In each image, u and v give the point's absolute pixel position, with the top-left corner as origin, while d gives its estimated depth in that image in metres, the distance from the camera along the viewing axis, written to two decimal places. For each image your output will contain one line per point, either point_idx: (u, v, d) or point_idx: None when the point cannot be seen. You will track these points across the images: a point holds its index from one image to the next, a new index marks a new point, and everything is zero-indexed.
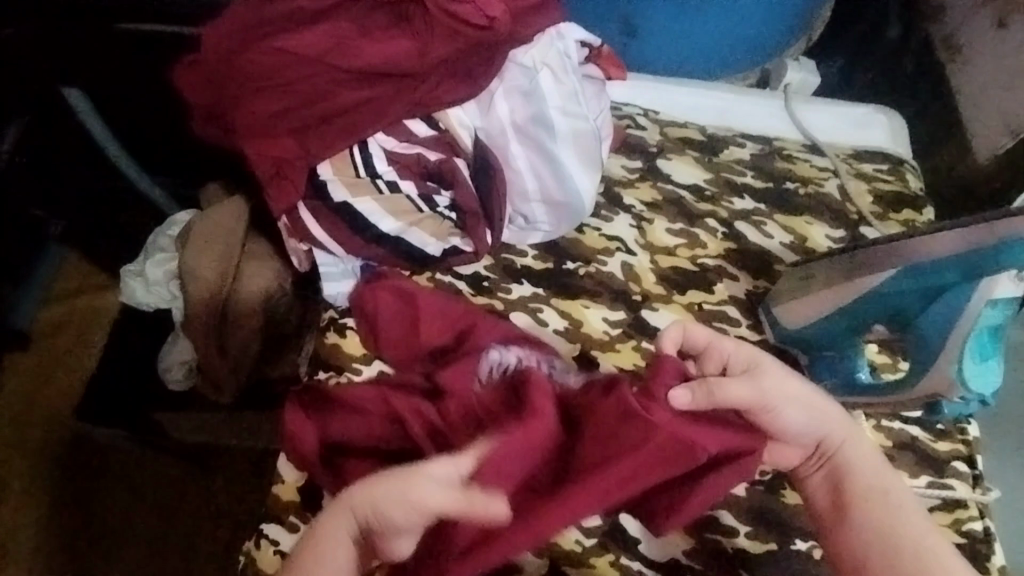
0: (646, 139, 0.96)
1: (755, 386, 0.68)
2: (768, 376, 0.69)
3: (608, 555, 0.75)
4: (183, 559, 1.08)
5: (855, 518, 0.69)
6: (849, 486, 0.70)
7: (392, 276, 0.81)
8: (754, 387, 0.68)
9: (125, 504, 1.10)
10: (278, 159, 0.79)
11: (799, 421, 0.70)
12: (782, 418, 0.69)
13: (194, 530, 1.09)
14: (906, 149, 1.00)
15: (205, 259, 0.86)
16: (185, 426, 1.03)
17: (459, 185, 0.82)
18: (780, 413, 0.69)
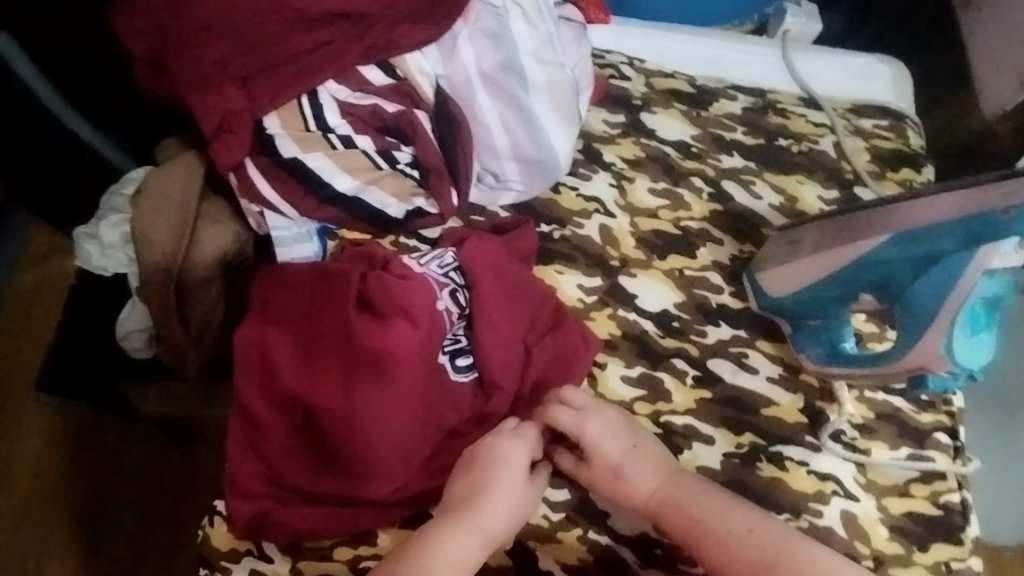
0: (631, 91, 0.90)
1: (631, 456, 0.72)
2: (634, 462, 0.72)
3: (576, 529, 0.74)
4: (161, 527, 1.07)
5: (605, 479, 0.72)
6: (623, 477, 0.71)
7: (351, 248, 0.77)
8: (615, 455, 0.72)
9: (101, 470, 1.09)
10: (225, 112, 0.73)
11: (642, 480, 0.71)
12: (632, 477, 0.71)
13: (173, 499, 1.08)
14: (909, 103, 0.94)
15: (156, 219, 0.82)
16: (154, 397, 1.01)
17: (420, 140, 0.77)
18: (620, 479, 0.71)
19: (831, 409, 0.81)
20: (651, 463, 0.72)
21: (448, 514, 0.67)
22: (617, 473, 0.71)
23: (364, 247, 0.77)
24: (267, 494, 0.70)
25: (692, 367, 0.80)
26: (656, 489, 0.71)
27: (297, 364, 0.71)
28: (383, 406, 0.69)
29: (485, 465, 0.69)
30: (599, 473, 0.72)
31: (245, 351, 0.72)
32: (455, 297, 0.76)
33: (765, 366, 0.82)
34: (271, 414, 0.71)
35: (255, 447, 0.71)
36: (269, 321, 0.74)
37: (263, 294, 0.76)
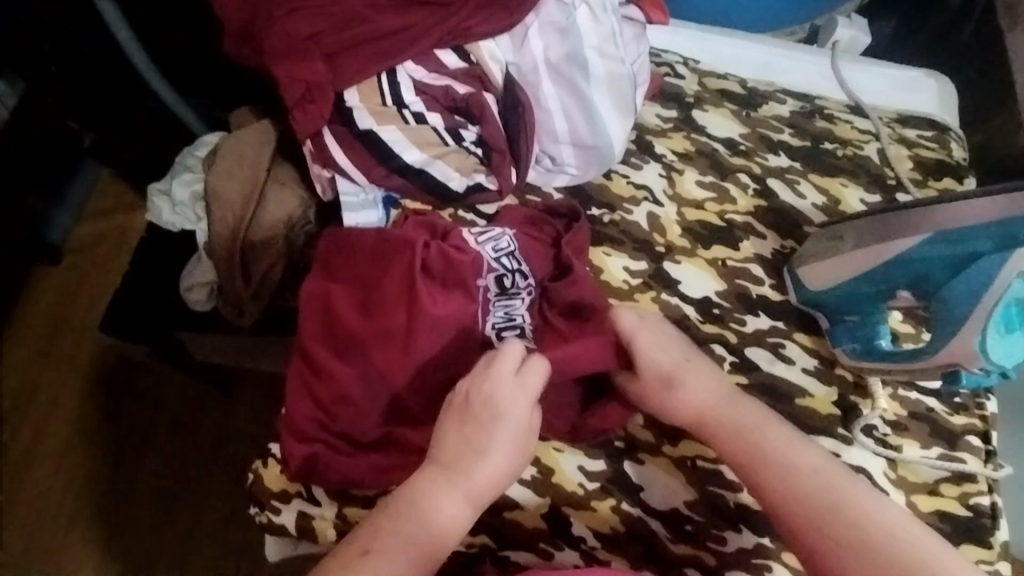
0: (684, 89, 0.93)
1: (692, 365, 0.75)
2: (700, 373, 0.75)
3: (611, 500, 0.77)
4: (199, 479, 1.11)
5: (673, 377, 0.75)
6: (684, 386, 0.74)
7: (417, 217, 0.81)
8: (678, 355, 0.76)
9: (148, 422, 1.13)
10: (309, 82, 0.78)
11: (702, 388, 0.74)
12: (692, 382, 0.74)
13: (213, 452, 1.12)
14: (953, 117, 0.96)
15: (231, 182, 0.88)
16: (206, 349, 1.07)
17: (487, 121, 0.81)
18: (678, 387, 0.74)
19: (864, 404, 0.83)
20: (704, 374, 0.75)
21: (437, 473, 0.67)
22: (668, 380, 0.75)
23: (426, 217, 0.81)
24: (318, 438, 0.74)
25: (730, 354, 0.83)
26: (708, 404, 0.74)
27: (356, 318, 0.75)
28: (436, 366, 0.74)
29: (478, 413, 0.68)
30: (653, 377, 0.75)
31: (308, 302, 0.77)
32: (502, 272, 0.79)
33: (802, 358, 0.84)
34: (331, 363, 0.74)
35: (310, 390, 0.74)
36: (334, 276, 0.78)
37: (328, 256, 0.79)
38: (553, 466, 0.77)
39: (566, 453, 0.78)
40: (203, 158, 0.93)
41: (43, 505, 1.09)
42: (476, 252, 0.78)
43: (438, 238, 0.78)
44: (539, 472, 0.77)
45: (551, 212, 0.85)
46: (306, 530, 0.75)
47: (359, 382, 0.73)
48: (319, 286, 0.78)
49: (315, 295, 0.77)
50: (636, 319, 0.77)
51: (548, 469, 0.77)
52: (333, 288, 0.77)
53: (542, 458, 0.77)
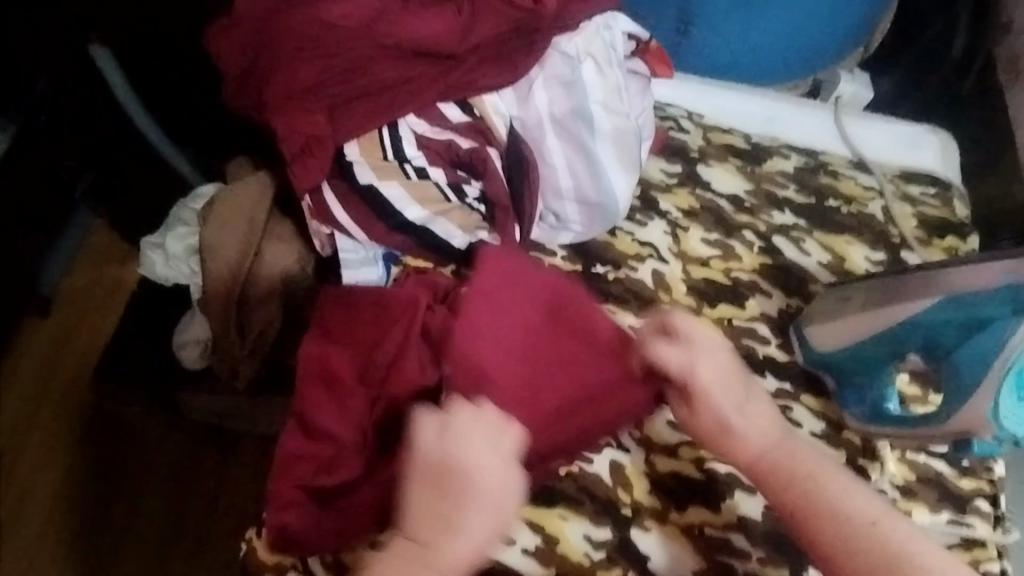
0: (688, 143, 0.93)
1: (723, 382, 0.69)
2: (706, 357, 0.69)
3: (617, 570, 0.74)
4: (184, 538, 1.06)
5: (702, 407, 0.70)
6: (707, 400, 0.69)
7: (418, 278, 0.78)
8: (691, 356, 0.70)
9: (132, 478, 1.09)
10: (308, 136, 0.75)
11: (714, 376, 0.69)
12: (732, 418, 0.69)
13: (200, 509, 1.08)
14: (955, 173, 0.96)
15: (226, 235, 0.86)
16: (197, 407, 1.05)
17: (490, 177, 0.78)
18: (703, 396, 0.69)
19: (873, 467, 0.81)
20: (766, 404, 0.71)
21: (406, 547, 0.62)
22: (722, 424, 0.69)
23: (427, 275, 0.79)
24: (302, 507, 0.70)
25: None
26: (762, 451, 0.69)
27: (357, 385, 0.73)
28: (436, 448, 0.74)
29: (444, 535, 0.61)
30: (709, 423, 0.70)
31: (307, 364, 0.75)
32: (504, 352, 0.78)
33: (809, 420, 0.83)
34: (334, 429, 0.72)
35: (302, 459, 0.72)
36: (331, 338, 0.76)
37: (324, 317, 0.77)
38: (557, 534, 0.75)
39: (571, 521, 0.75)
40: (197, 210, 0.90)
41: (21, 565, 1.04)
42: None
43: (441, 300, 0.77)
44: (543, 541, 0.74)
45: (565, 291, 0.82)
46: None
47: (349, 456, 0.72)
48: (316, 348, 0.75)
49: (310, 358, 0.75)
50: (675, 350, 0.70)
51: (552, 539, 0.74)
52: (326, 348, 0.75)
53: (546, 527, 0.75)
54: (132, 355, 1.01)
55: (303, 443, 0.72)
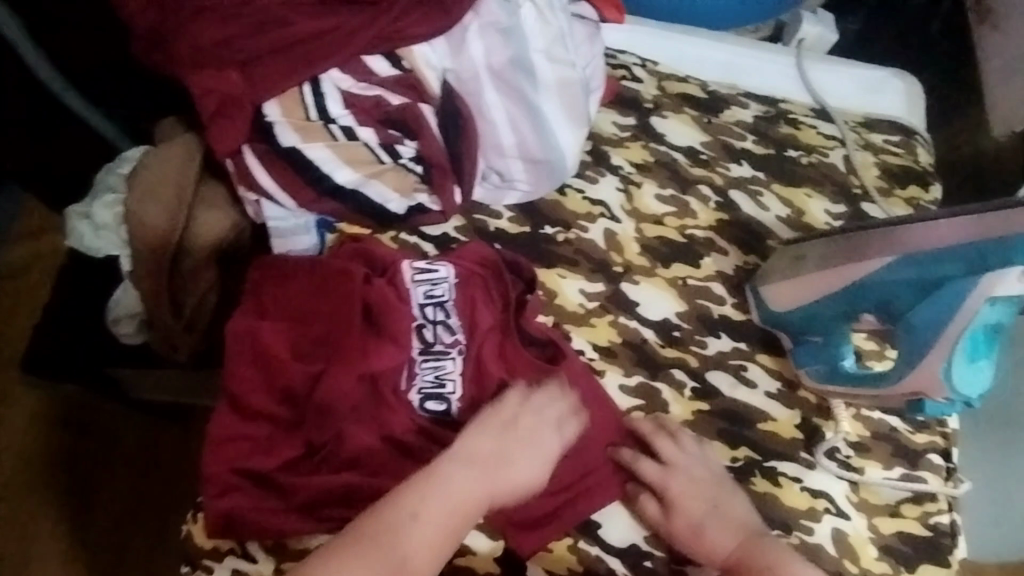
0: (642, 94, 0.88)
1: (693, 475, 0.74)
2: (684, 476, 0.73)
3: (568, 539, 0.73)
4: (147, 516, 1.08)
5: (682, 505, 0.73)
6: (674, 493, 0.73)
7: (347, 257, 0.75)
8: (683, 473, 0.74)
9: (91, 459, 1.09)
10: (222, 95, 0.71)
11: (693, 471, 0.74)
12: (694, 494, 0.73)
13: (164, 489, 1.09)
14: (920, 120, 0.93)
15: (153, 204, 0.83)
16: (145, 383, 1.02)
17: (425, 136, 0.75)
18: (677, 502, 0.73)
19: (827, 426, 0.80)
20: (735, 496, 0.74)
21: (419, 479, 0.66)
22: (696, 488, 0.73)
23: (362, 243, 0.76)
24: (240, 491, 0.69)
25: (690, 379, 0.80)
26: (735, 546, 0.71)
27: (292, 361, 0.72)
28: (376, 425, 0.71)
29: (502, 467, 0.69)
30: (682, 527, 0.72)
31: (236, 341, 0.72)
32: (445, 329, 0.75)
33: (764, 380, 0.81)
34: (270, 406, 0.71)
35: (236, 443, 0.70)
36: (264, 316, 0.74)
37: (257, 294, 0.75)
38: None
39: None
40: (125, 176, 0.87)
41: None
42: (409, 305, 0.74)
43: (377, 272, 0.75)
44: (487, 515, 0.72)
45: (511, 267, 0.79)
46: None
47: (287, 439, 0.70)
48: (246, 326, 0.72)
49: (242, 337, 0.72)
50: (661, 468, 0.74)
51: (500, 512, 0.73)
52: (260, 326, 0.73)
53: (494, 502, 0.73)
54: (70, 336, 0.98)
55: (238, 426, 0.70)
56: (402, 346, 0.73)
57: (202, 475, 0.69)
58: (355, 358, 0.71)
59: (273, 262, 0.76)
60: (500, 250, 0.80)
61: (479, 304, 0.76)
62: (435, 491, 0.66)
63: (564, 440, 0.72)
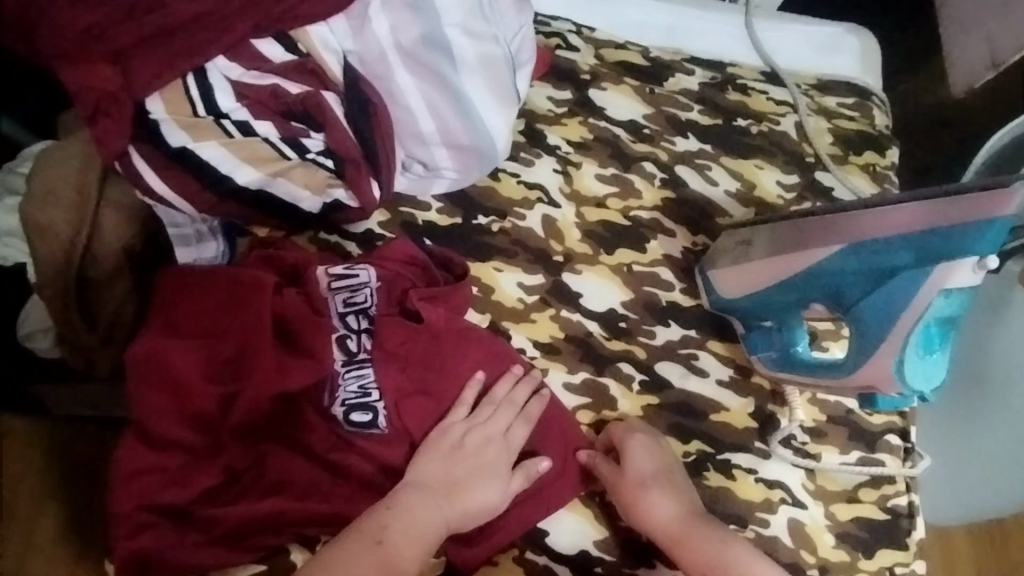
0: (579, 64, 0.82)
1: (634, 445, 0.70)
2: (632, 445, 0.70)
3: (513, 550, 0.69)
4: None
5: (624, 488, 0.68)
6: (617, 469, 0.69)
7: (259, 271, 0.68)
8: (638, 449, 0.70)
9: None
10: (100, 91, 0.62)
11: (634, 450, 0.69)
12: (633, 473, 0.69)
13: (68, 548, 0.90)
14: (876, 78, 0.87)
15: (53, 207, 0.73)
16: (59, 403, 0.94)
17: (330, 125, 0.68)
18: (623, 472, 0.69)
19: (782, 414, 0.76)
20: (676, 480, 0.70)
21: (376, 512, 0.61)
22: (660, 493, 0.68)
23: (275, 250, 0.71)
24: (153, 528, 0.63)
25: (638, 372, 0.75)
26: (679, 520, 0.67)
27: (202, 382, 0.65)
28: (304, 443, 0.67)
29: (453, 492, 0.65)
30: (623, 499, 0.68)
31: (139, 364, 0.64)
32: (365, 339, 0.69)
33: (716, 369, 0.77)
34: (182, 434, 0.64)
35: (148, 477, 0.63)
36: (172, 333, 0.67)
37: (161, 309, 0.68)
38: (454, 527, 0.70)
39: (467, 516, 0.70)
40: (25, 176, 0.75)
41: None
42: (328, 317, 0.69)
43: (290, 280, 0.70)
44: None
45: (441, 264, 0.74)
46: None
47: (206, 467, 0.65)
48: (150, 347, 0.65)
49: (146, 359, 0.65)
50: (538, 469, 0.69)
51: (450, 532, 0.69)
52: (168, 345, 0.66)
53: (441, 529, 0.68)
54: None
55: (148, 458, 0.63)
56: (325, 363, 0.67)
57: (110, 515, 0.62)
58: (274, 377, 0.65)
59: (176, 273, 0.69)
60: (430, 246, 0.74)
61: (406, 304, 0.70)
62: (398, 521, 0.61)
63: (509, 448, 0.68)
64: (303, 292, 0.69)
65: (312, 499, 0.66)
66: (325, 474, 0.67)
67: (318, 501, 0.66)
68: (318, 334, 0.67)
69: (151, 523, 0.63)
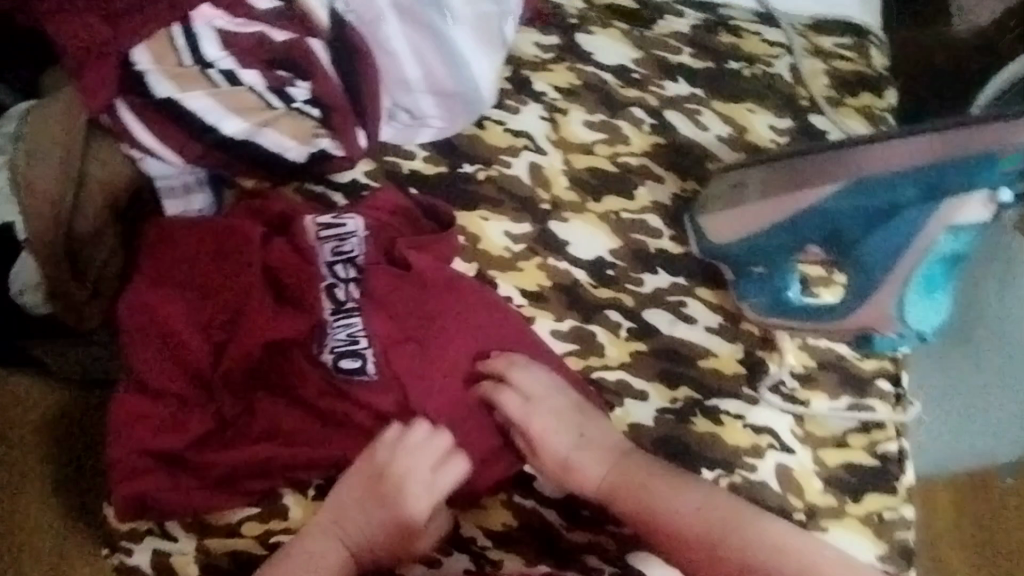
0: (565, 8, 0.81)
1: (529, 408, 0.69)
2: (540, 404, 0.69)
3: (501, 494, 0.70)
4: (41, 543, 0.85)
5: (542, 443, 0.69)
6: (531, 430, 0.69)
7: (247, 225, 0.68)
8: (542, 408, 0.69)
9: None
10: (88, 42, 0.64)
11: (539, 414, 0.69)
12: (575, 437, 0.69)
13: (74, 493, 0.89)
14: (876, 17, 0.84)
15: (39, 164, 0.72)
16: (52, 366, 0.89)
17: (318, 76, 0.68)
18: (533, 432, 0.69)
19: (771, 359, 0.76)
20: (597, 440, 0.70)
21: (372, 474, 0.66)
22: (563, 462, 0.69)
23: (262, 198, 0.71)
24: (149, 471, 0.65)
25: (626, 320, 0.75)
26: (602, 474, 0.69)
27: (193, 334, 0.66)
28: (296, 393, 0.67)
29: (437, 464, 0.67)
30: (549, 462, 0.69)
31: (131, 315, 0.67)
32: (352, 287, 0.69)
33: (705, 316, 0.76)
34: (174, 383, 0.66)
35: (142, 424, 0.65)
36: (162, 286, 0.68)
37: (149, 263, 0.69)
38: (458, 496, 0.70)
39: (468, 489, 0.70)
40: (8, 134, 0.75)
41: None
42: (316, 266, 0.69)
43: (279, 230, 0.70)
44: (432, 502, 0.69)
45: (428, 213, 0.74)
46: (166, 569, 0.68)
47: (198, 414, 0.66)
48: (142, 300, 0.67)
49: (138, 311, 0.66)
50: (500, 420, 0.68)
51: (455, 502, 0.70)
52: (158, 296, 0.67)
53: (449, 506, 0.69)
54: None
55: (141, 406, 0.65)
56: (315, 310, 0.68)
57: (110, 459, 0.65)
58: (263, 326, 0.66)
59: (164, 228, 0.69)
60: (416, 194, 0.74)
61: (395, 252, 0.71)
62: (391, 489, 0.66)
63: (496, 395, 0.68)
64: (292, 240, 0.69)
65: (302, 447, 0.66)
66: (312, 424, 0.67)
67: (306, 448, 0.66)
68: (307, 282, 0.68)
69: (146, 467, 0.65)
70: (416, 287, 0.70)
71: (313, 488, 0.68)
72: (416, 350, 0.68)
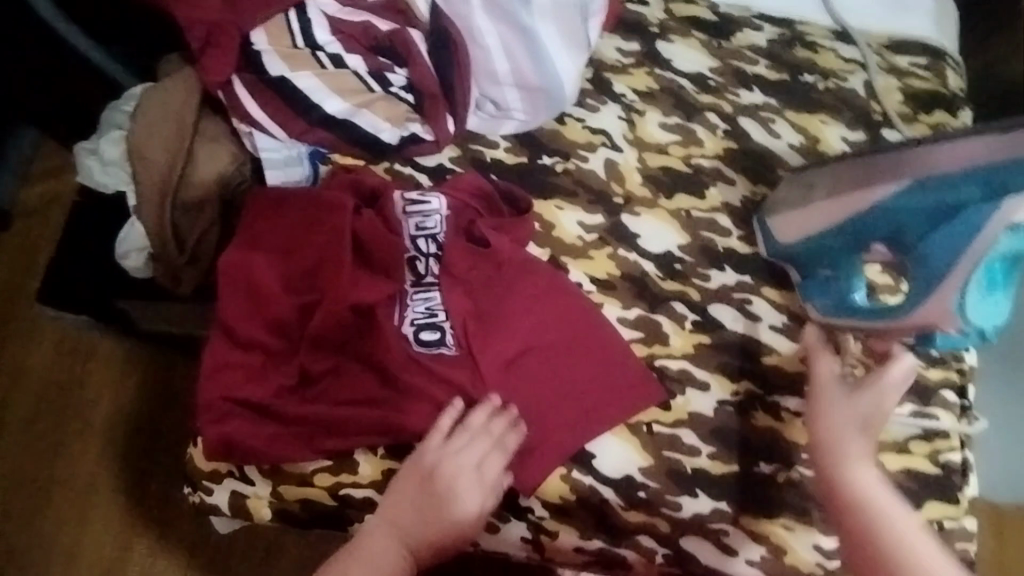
0: (647, 17, 0.86)
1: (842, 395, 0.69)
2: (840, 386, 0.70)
3: (560, 469, 0.72)
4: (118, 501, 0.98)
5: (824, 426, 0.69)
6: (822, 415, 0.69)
7: (340, 199, 0.74)
8: (858, 395, 0.70)
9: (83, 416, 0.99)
10: (209, 25, 0.74)
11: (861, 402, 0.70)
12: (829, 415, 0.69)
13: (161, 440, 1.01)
14: (952, 39, 0.86)
15: (161, 136, 0.82)
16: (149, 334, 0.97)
17: (414, 61, 0.76)
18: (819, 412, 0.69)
19: None
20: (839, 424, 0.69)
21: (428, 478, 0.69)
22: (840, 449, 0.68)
23: (355, 173, 0.77)
24: (233, 417, 0.71)
25: (691, 312, 0.77)
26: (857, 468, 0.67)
27: (284, 292, 0.73)
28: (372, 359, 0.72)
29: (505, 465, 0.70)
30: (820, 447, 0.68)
31: (228, 273, 0.73)
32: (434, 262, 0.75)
33: (768, 314, 0.78)
34: (264, 337, 0.72)
35: (230, 373, 0.72)
36: (259, 250, 0.75)
37: (250, 229, 0.76)
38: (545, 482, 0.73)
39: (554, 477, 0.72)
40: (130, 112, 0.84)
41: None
42: (401, 237, 0.74)
43: (368, 204, 0.76)
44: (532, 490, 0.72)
45: (507, 197, 0.79)
46: (241, 509, 0.74)
47: (282, 369, 0.72)
48: (239, 261, 0.74)
49: (235, 271, 0.73)
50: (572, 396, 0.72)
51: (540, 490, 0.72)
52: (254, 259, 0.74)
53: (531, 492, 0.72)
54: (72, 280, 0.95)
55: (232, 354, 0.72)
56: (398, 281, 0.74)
57: (200, 402, 0.72)
58: (345, 293, 0.72)
59: (264, 199, 0.77)
60: (496, 180, 0.79)
61: (474, 232, 0.76)
62: (440, 492, 0.69)
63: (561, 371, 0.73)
64: (378, 211, 0.75)
65: (373, 410, 0.71)
66: (382, 390, 0.72)
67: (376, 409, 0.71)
68: (388, 252, 0.73)
69: (230, 412, 0.71)
70: (494, 265, 0.75)
71: (382, 448, 0.72)
72: (488, 325, 0.73)
